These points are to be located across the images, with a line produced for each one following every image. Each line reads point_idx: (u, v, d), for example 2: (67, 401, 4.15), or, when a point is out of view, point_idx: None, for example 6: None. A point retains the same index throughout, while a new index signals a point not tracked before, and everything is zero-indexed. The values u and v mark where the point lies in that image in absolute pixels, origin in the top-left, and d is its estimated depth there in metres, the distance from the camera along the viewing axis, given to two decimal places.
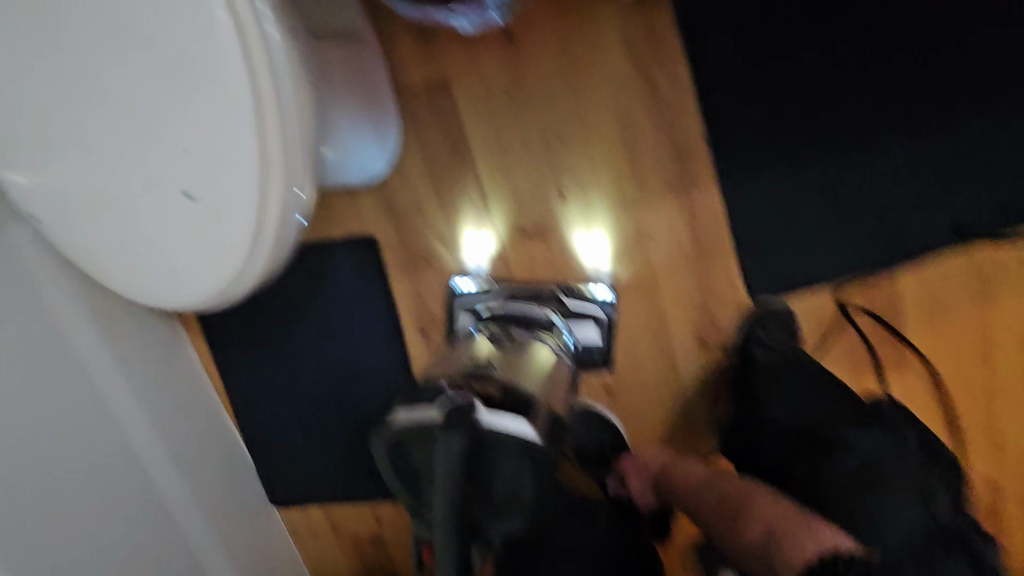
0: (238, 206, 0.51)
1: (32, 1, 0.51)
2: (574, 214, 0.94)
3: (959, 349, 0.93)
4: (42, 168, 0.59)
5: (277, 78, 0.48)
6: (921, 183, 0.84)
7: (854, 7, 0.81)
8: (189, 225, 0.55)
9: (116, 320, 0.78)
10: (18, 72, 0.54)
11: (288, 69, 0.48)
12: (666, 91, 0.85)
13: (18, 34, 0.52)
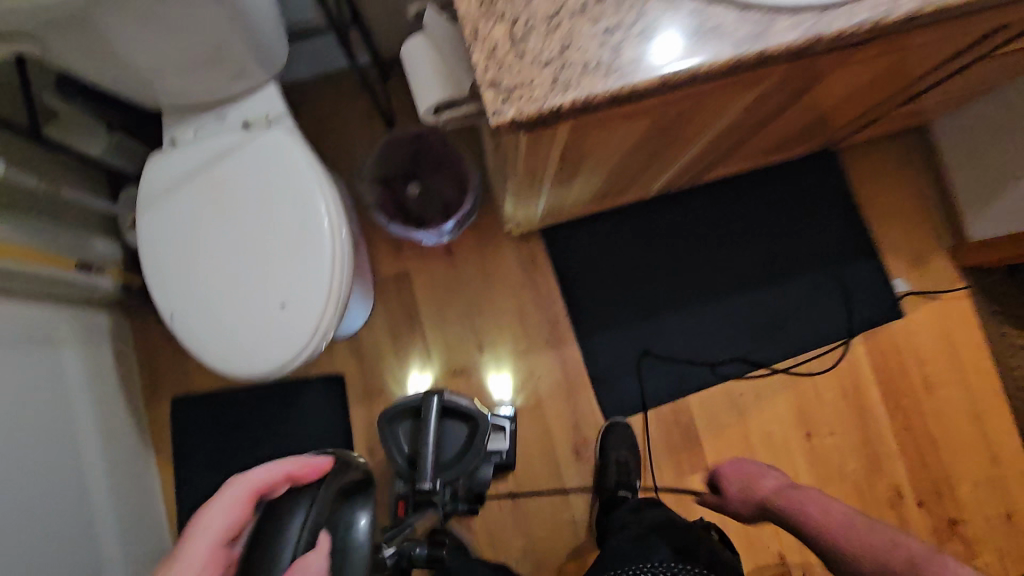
0: (308, 316, 0.85)
1: (214, 193, 0.88)
2: (489, 361, 1.26)
3: (763, 460, 1.24)
4: (172, 283, 0.87)
5: (343, 252, 0.87)
6: (703, 333, 1.26)
7: (656, 233, 1.29)
8: (272, 325, 0.86)
9: (105, 429, 1.14)
10: (181, 226, 0.88)
11: (347, 249, 0.88)
12: (540, 273, 1.28)
13: (198, 208, 0.88)
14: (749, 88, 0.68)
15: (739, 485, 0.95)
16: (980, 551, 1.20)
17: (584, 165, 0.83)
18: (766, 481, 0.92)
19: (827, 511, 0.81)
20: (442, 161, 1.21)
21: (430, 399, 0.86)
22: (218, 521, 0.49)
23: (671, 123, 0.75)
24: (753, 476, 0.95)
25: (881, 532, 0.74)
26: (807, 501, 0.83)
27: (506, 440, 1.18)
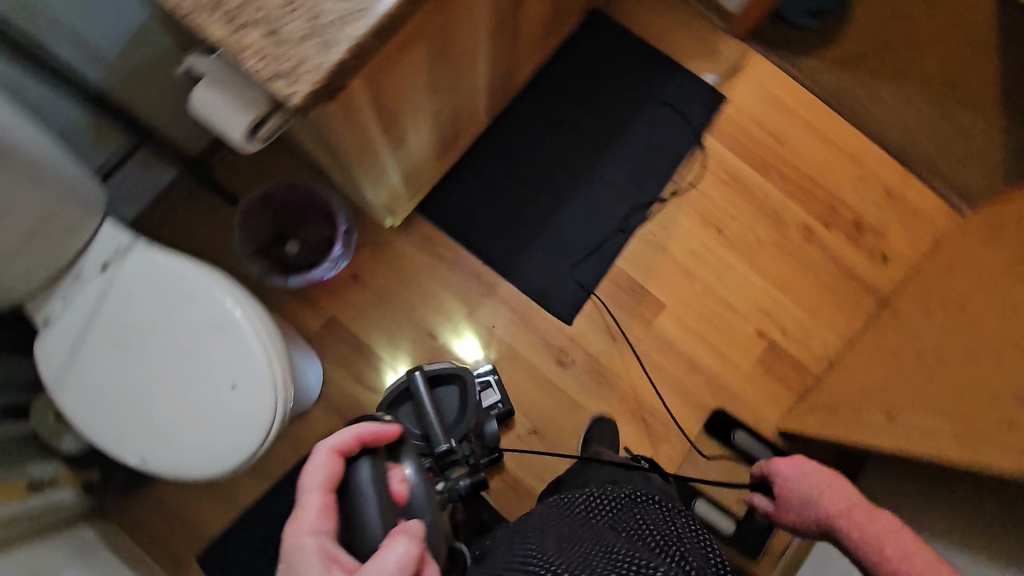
0: (260, 381, 0.87)
1: (114, 333, 0.89)
2: (448, 333, 1.32)
3: (700, 270, 1.38)
4: (124, 429, 0.87)
5: (256, 313, 0.90)
6: (596, 205, 1.39)
7: (511, 153, 1.39)
8: (234, 406, 0.86)
9: None
10: (103, 379, 0.88)
11: (260, 308, 0.91)
12: (441, 244, 1.34)
13: (108, 354, 0.89)
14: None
15: (864, 551, 0.74)
16: (886, 229, 1.42)
17: (408, 116, 0.91)
18: (879, 544, 0.73)
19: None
20: (301, 205, 1.24)
21: (415, 372, 1.00)
22: (319, 476, 0.57)
23: (451, 38, 0.85)
24: (883, 536, 0.73)
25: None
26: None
27: (497, 391, 1.25)
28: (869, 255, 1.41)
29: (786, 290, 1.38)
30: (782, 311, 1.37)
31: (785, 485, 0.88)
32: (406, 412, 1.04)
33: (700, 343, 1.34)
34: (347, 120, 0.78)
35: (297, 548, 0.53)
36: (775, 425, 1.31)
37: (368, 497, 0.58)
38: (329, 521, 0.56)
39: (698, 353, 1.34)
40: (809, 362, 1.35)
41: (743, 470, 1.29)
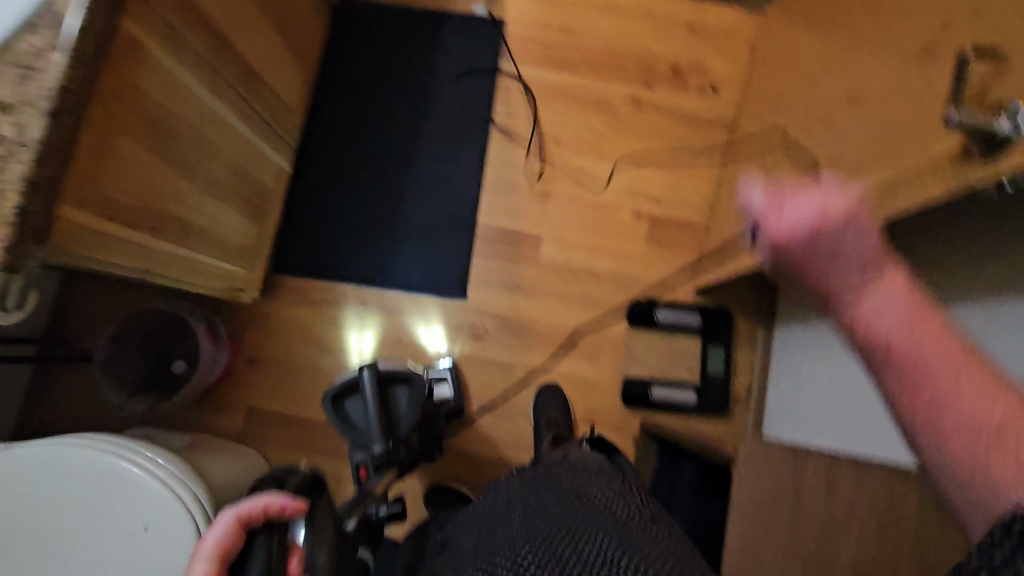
0: (171, 509, 0.87)
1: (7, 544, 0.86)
2: (416, 318, 1.32)
3: (559, 186, 1.37)
4: None
5: (142, 452, 0.91)
6: (435, 179, 1.36)
7: (334, 175, 1.36)
8: (157, 544, 0.87)
9: None
10: None
11: (143, 447, 0.92)
12: (312, 288, 1.32)
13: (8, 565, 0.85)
14: (153, 43, 0.77)
15: (840, 312, 0.55)
16: (707, 62, 1.41)
17: (178, 205, 0.89)
18: (866, 316, 0.52)
19: (934, 397, 0.48)
20: (160, 325, 1.20)
21: (365, 369, 1.02)
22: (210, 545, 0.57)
23: (163, 117, 0.82)
24: (867, 295, 0.53)
25: (958, 380, 0.47)
26: (871, 360, 0.52)
27: (450, 385, 1.28)
28: (701, 93, 1.40)
29: (642, 164, 1.38)
30: (648, 184, 1.37)
31: (763, 217, 0.57)
32: (355, 405, 1.05)
33: (590, 251, 1.35)
34: (104, 248, 0.77)
35: None
36: (690, 288, 1.32)
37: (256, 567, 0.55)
38: None
39: (592, 262, 1.34)
40: (693, 216, 1.36)
41: (681, 342, 1.31)
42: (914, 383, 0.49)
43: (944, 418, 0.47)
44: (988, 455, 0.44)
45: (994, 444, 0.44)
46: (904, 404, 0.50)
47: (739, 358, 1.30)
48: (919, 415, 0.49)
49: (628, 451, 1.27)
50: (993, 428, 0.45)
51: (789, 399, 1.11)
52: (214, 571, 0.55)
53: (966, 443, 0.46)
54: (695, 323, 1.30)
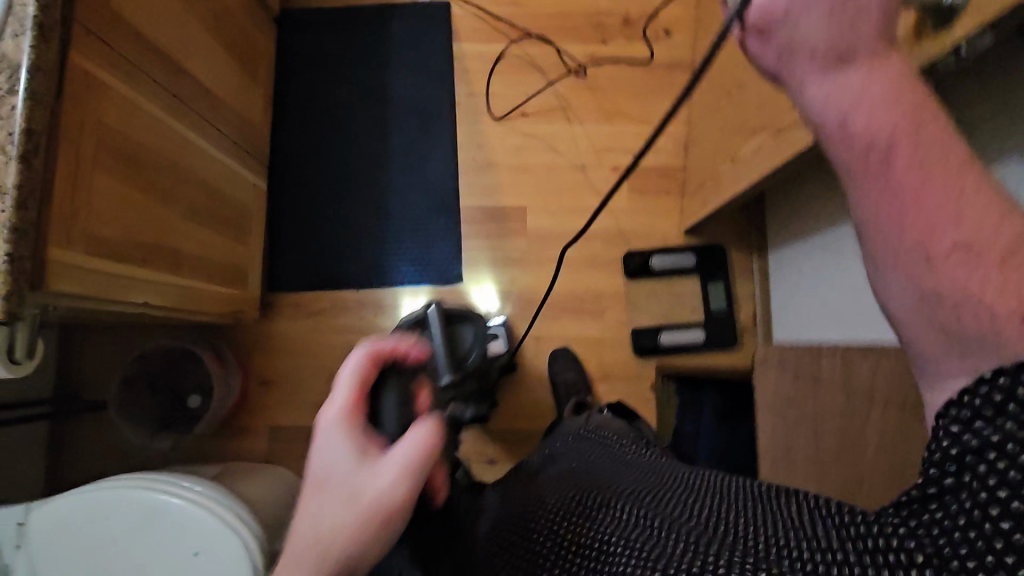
0: (217, 534, 0.88)
1: None
2: (470, 277, 1.33)
3: (534, 156, 1.37)
4: None
5: (175, 484, 0.91)
6: (410, 171, 1.36)
7: (310, 185, 1.36)
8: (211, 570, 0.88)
9: None
10: None
11: (176, 479, 0.92)
12: (311, 300, 1.32)
13: None
14: (105, 74, 0.76)
15: (823, 119, 0.50)
16: (656, 8, 1.41)
17: (164, 233, 0.90)
18: (852, 126, 0.48)
19: (927, 222, 0.45)
20: (167, 362, 1.20)
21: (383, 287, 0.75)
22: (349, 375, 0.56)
23: (131, 147, 0.82)
24: (845, 83, 0.48)
25: (954, 204, 0.45)
26: (860, 178, 0.48)
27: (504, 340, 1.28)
28: (657, 39, 1.40)
29: (611, 119, 1.38)
30: (621, 137, 1.38)
31: None
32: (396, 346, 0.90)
33: (577, 213, 1.35)
34: (103, 284, 0.77)
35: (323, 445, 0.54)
36: (680, 231, 1.34)
37: (390, 405, 0.57)
38: (355, 411, 0.56)
39: (580, 223, 1.35)
40: (670, 161, 1.37)
41: (681, 284, 1.32)
42: (904, 207, 0.46)
43: (940, 245, 0.45)
44: (981, 286, 0.43)
45: (981, 275, 0.43)
46: (889, 233, 0.47)
47: (740, 289, 1.32)
48: (904, 243, 0.46)
49: (649, 399, 1.29)
50: (989, 257, 0.43)
51: (793, 303, 1.18)
52: (358, 398, 0.56)
53: (957, 273, 0.44)
54: (691, 264, 1.31)
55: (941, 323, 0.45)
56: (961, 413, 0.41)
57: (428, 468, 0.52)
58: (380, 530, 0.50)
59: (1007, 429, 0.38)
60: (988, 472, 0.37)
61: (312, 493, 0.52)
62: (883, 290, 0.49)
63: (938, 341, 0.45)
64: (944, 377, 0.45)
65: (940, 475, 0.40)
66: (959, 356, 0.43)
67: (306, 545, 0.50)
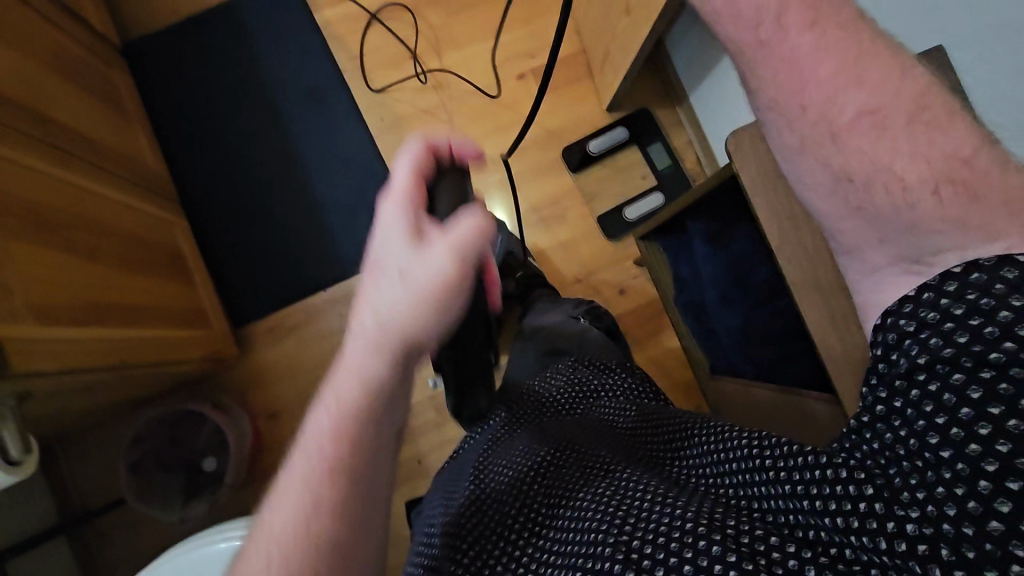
0: None
1: None
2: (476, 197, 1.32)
3: (441, 94, 1.34)
4: None
5: (224, 531, 0.87)
6: (325, 153, 1.30)
7: (232, 209, 1.28)
8: None
9: None
10: None
11: (222, 528, 0.87)
12: (281, 319, 1.26)
13: None
14: None
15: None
16: None
17: (107, 291, 0.83)
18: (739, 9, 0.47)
19: (827, 97, 0.46)
20: (165, 435, 1.13)
21: None
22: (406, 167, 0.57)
23: (33, 205, 0.75)
24: None
25: (854, 70, 0.45)
26: (762, 64, 0.47)
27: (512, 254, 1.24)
28: None
29: (497, 31, 1.36)
30: (512, 44, 1.36)
31: None
32: None
33: (503, 132, 1.34)
34: (74, 352, 0.72)
35: (379, 237, 0.56)
36: (603, 111, 1.36)
37: (445, 198, 0.57)
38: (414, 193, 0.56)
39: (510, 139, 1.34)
40: (568, 49, 1.37)
41: (623, 159, 1.34)
42: (804, 78, 0.46)
43: (843, 118, 0.45)
44: (891, 155, 0.44)
45: (888, 141, 0.44)
46: (791, 112, 0.48)
47: (677, 140, 1.36)
48: (808, 121, 0.47)
49: (638, 274, 1.32)
50: (893, 123, 0.44)
51: (715, 114, 1.23)
52: (416, 185, 0.57)
53: (863, 145, 0.45)
54: (625, 136, 1.34)
55: (857, 204, 0.46)
56: (888, 336, 0.43)
57: (480, 248, 0.53)
58: (435, 304, 0.53)
59: (931, 349, 0.40)
60: (920, 398, 0.40)
61: (369, 275, 0.55)
62: (793, 177, 0.50)
63: (856, 224, 0.47)
64: (872, 268, 0.47)
65: (877, 401, 0.43)
66: (881, 239, 0.45)
67: (365, 320, 0.54)
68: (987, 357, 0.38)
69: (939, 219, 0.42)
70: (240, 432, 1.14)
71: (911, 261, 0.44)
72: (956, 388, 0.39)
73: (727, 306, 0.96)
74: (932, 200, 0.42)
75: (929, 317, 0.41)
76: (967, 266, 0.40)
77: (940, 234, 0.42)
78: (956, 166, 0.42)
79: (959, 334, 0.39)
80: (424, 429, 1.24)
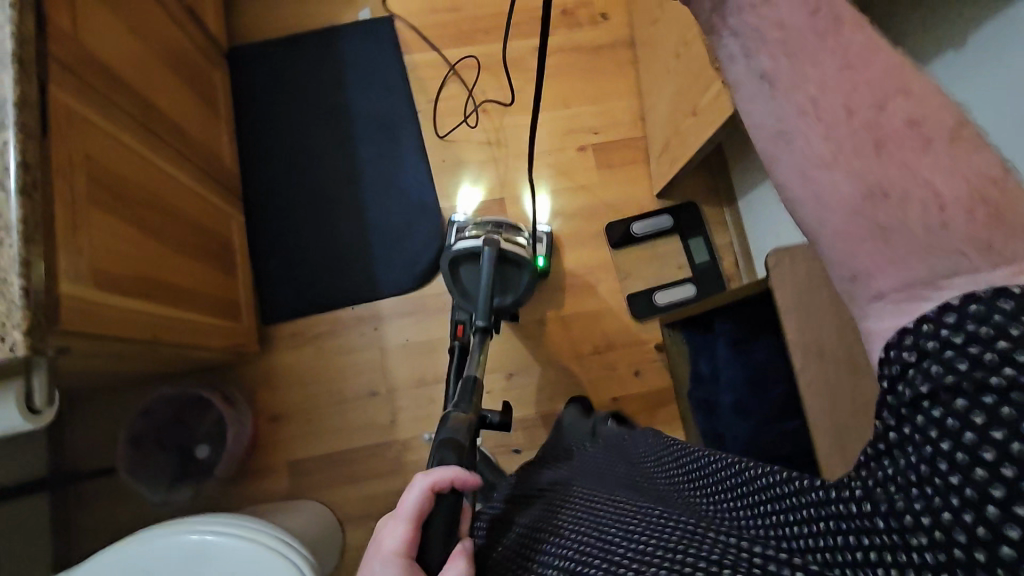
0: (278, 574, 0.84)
1: None
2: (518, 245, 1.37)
3: (504, 151, 1.41)
4: None
5: (198, 526, 0.87)
6: (385, 182, 1.37)
7: (287, 215, 1.35)
8: None
9: None
10: None
11: (199, 522, 0.88)
12: (306, 327, 1.30)
13: None
14: (76, 104, 0.74)
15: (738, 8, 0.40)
16: None
17: (158, 268, 0.88)
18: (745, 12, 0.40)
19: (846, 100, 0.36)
20: (171, 415, 1.16)
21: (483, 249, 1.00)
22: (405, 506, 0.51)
23: (119, 181, 0.81)
24: None
25: (901, 82, 0.36)
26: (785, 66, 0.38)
27: (546, 241, 1.32)
28: (597, 24, 1.48)
29: (567, 104, 1.45)
30: (580, 119, 1.44)
31: None
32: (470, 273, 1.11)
33: (554, 197, 1.40)
34: (117, 321, 0.76)
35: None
36: (653, 197, 1.41)
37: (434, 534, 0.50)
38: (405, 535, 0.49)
39: (559, 206, 1.40)
40: (631, 133, 1.44)
41: (663, 245, 1.38)
42: (847, 82, 0.36)
43: (891, 123, 0.35)
44: (931, 170, 0.33)
45: (934, 157, 0.33)
46: (826, 118, 0.36)
47: (719, 239, 1.39)
48: (847, 128, 0.35)
49: (655, 359, 1.33)
50: (940, 135, 0.34)
51: (763, 225, 1.27)
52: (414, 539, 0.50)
53: (909, 156, 0.34)
54: (669, 224, 1.38)
55: (879, 222, 0.34)
56: (890, 368, 0.33)
57: None
58: None
59: (935, 375, 0.30)
60: (924, 425, 0.30)
61: None
62: (794, 196, 0.38)
63: (872, 244, 0.34)
64: (875, 296, 0.35)
65: (886, 429, 0.33)
66: (898, 260, 0.33)
67: None
68: (990, 380, 0.28)
69: (967, 239, 0.32)
70: (242, 430, 1.17)
71: (921, 282, 0.33)
72: (958, 415, 0.29)
73: (740, 411, 0.96)
74: (965, 223, 0.32)
75: (928, 345, 0.31)
76: (994, 291, 0.30)
77: (960, 256, 0.32)
78: (1004, 198, 0.32)
79: (960, 358, 0.30)
80: (416, 465, 1.25)
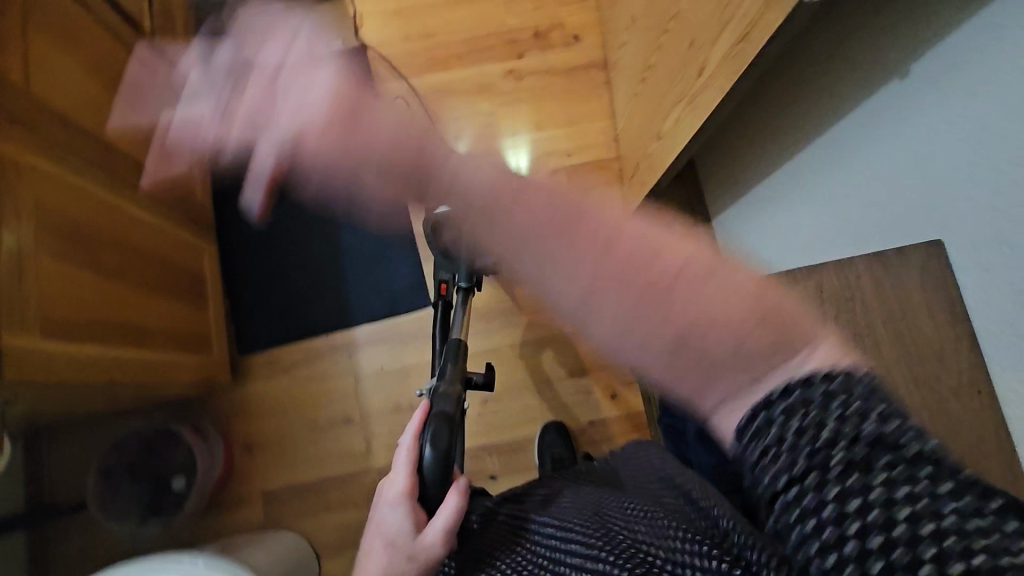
0: None
1: None
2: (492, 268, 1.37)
3: None
4: None
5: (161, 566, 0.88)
6: (358, 210, 1.38)
7: (261, 244, 1.36)
8: None
9: None
10: None
11: (161, 562, 0.88)
12: (280, 356, 1.31)
13: None
14: (27, 154, 0.75)
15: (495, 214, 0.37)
16: (561, 19, 1.49)
17: (117, 308, 0.89)
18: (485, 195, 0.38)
19: (597, 240, 0.34)
20: (143, 448, 1.16)
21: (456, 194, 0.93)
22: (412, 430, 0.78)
23: (73, 226, 0.82)
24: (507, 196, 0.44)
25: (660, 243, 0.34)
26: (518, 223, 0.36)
27: None
28: (568, 46, 1.48)
29: (540, 127, 1.45)
30: (553, 142, 1.44)
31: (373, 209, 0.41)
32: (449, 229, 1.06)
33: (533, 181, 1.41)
34: (67, 368, 0.76)
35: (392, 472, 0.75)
36: None
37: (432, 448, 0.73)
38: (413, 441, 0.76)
39: None
40: (604, 153, 1.44)
41: None
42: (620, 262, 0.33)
43: (674, 277, 0.33)
44: (714, 308, 0.32)
45: (718, 297, 0.33)
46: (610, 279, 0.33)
47: None
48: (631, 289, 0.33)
49: (631, 381, 1.32)
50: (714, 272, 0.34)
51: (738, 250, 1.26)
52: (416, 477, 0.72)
53: (691, 301, 0.33)
54: None
55: (686, 357, 0.32)
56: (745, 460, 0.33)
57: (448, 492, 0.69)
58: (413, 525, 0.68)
59: (783, 459, 0.31)
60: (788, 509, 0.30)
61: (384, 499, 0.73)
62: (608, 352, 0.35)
63: (696, 376, 0.33)
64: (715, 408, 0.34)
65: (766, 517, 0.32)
66: (712, 385, 0.33)
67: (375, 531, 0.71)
68: (833, 460, 0.29)
69: (755, 352, 0.32)
70: (214, 459, 1.18)
71: (744, 392, 0.33)
72: (816, 495, 0.29)
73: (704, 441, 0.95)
74: (759, 343, 0.32)
75: (769, 433, 0.31)
76: (807, 380, 0.32)
77: (754, 375, 0.33)
78: (777, 321, 0.33)
79: (802, 444, 0.30)
80: None
